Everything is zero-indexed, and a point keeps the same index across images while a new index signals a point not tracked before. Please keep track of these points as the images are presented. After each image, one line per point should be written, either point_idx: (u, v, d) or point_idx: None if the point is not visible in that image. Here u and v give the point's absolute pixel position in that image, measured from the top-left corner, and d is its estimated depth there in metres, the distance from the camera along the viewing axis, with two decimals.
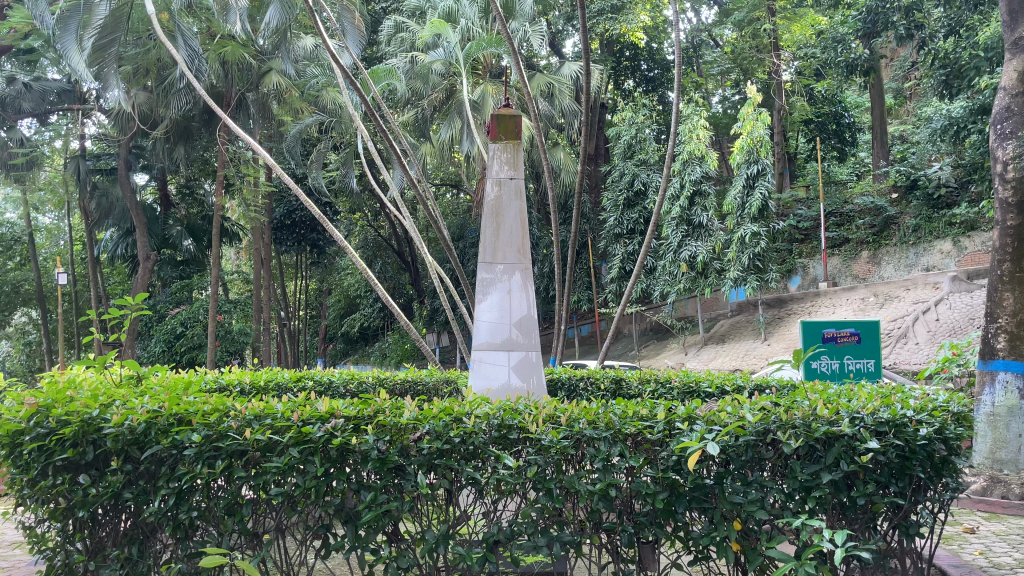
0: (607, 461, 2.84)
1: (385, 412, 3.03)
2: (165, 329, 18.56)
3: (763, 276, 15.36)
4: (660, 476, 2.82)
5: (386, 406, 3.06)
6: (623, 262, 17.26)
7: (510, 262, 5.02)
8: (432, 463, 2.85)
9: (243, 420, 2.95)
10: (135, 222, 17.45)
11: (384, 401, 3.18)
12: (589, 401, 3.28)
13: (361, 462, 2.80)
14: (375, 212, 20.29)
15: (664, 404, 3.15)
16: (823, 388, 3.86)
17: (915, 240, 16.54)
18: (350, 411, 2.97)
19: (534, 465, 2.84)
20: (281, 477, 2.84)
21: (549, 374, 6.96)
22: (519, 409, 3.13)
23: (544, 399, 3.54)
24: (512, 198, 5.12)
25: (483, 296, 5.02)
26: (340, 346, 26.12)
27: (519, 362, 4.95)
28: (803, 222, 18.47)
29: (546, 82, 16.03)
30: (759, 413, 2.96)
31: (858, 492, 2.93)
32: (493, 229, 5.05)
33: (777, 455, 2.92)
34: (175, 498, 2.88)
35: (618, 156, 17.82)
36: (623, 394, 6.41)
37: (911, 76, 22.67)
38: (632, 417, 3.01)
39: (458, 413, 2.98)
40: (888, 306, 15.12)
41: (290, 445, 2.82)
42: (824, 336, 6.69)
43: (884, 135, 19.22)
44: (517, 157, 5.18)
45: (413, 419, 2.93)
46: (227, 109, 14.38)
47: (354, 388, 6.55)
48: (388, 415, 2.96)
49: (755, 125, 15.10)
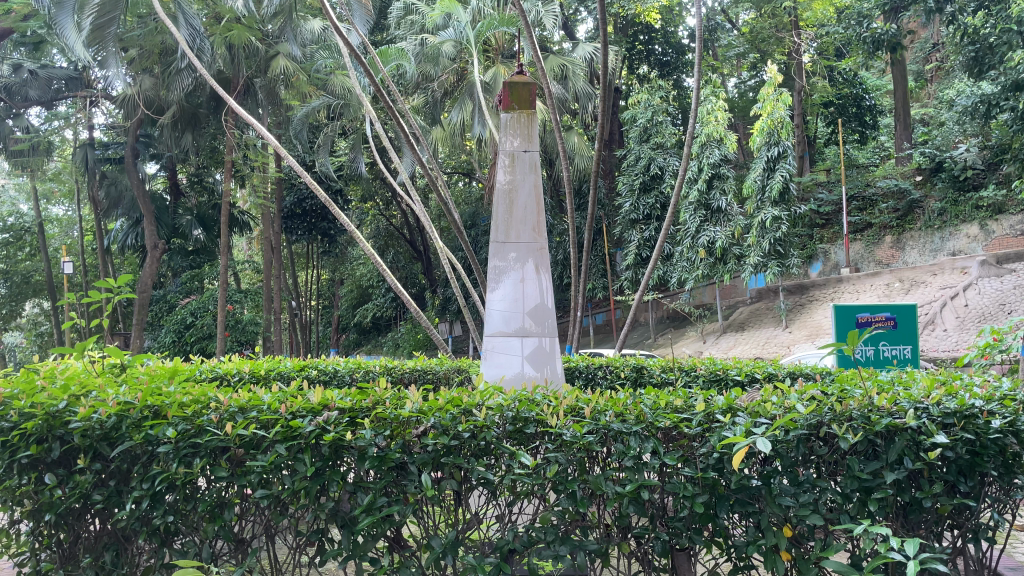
0: (638, 457, 2.45)
1: (385, 403, 2.67)
2: (176, 320, 18.27)
3: (784, 261, 14.98)
4: (699, 477, 2.43)
5: (386, 397, 2.71)
6: (639, 248, 16.86)
7: (524, 243, 4.66)
8: (438, 461, 2.48)
9: (224, 412, 2.60)
10: (143, 210, 17.18)
11: (384, 391, 2.82)
12: (616, 391, 2.92)
13: (358, 460, 2.44)
14: (387, 201, 19.99)
15: (700, 394, 2.79)
16: (871, 377, 3.51)
17: (941, 224, 16.09)
18: (347, 402, 2.61)
19: (554, 464, 2.46)
20: (266, 477, 2.47)
21: (566, 363, 6.61)
22: (537, 400, 2.77)
23: (563, 389, 3.19)
24: (526, 172, 4.74)
25: (493, 275, 4.68)
26: (352, 337, 25.73)
27: (534, 350, 4.60)
28: (825, 207, 18.02)
29: (559, 64, 15.57)
30: (810, 405, 2.62)
31: (924, 494, 2.56)
32: (505, 206, 4.70)
33: (831, 452, 2.56)
34: (149, 500, 2.53)
35: (633, 139, 17.43)
36: (645, 382, 6.06)
37: (933, 58, 22.14)
38: (665, 409, 2.65)
39: (467, 405, 2.65)
40: (915, 292, 14.63)
41: (277, 442, 2.46)
42: (858, 321, 6.26)
43: (907, 118, 18.73)
44: (531, 128, 4.79)
45: (416, 412, 2.57)
46: (234, 95, 14.19)
47: (361, 377, 6.21)
48: (387, 406, 2.60)
49: (776, 106, 14.63)
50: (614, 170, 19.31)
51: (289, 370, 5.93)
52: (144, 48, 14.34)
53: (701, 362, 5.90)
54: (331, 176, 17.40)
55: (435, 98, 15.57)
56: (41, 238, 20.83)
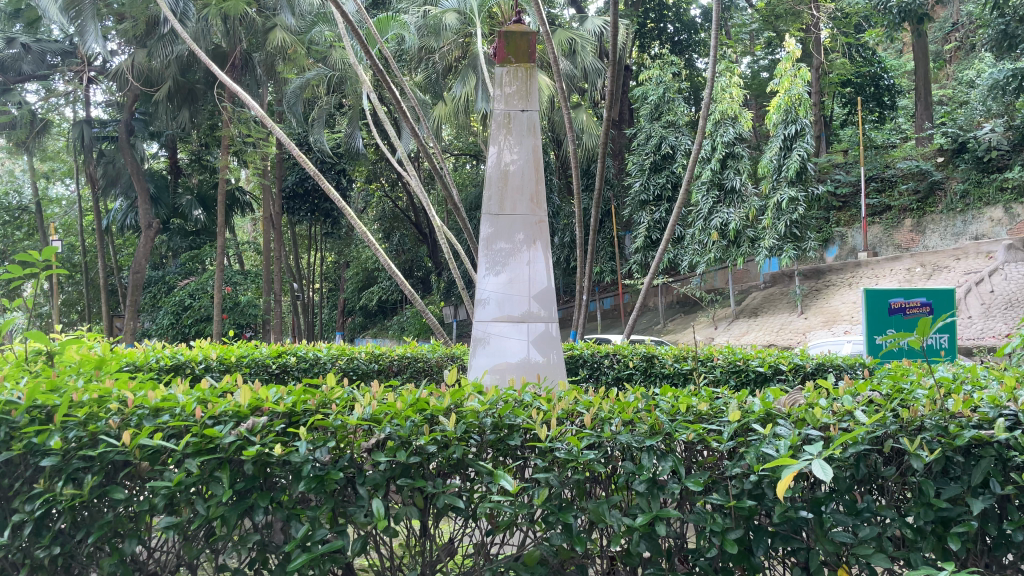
0: (654, 481, 1.88)
1: (332, 404, 2.11)
2: (174, 301, 17.56)
3: (800, 244, 14.36)
4: (732, 506, 1.85)
5: (335, 397, 2.15)
6: (649, 231, 16.25)
7: (521, 216, 4.10)
8: (396, 481, 1.92)
9: (128, 415, 2.05)
10: (138, 189, 16.70)
11: (335, 387, 2.26)
12: (624, 391, 2.35)
13: (293, 479, 1.89)
14: (392, 182, 19.35)
15: (730, 396, 2.22)
16: (930, 373, 2.92)
17: (963, 207, 15.49)
18: (283, 403, 2.06)
19: (544, 488, 1.88)
20: (175, 499, 1.92)
21: (569, 351, 6.05)
22: (527, 402, 2.22)
23: (561, 386, 2.63)
24: (525, 135, 4.18)
25: (486, 253, 4.09)
26: (357, 320, 24.98)
27: (538, 337, 4.05)
28: (842, 188, 17.33)
29: (569, 37, 14.60)
30: (870, 412, 2.05)
31: (1015, 526, 1.98)
32: (500, 174, 4.13)
33: (898, 472, 2.00)
34: (32, 526, 1.99)
35: (644, 117, 16.79)
36: (655, 373, 5.51)
37: (953, 37, 21.42)
38: (686, 415, 2.08)
39: (433, 409, 2.05)
40: (937, 277, 14.00)
41: (188, 455, 1.91)
42: (891, 307, 5.70)
43: (928, 97, 18.03)
44: (530, 84, 4.20)
45: (368, 417, 2.00)
46: (230, 68, 13.56)
47: (344, 366, 5.72)
48: (333, 411, 2.04)
49: (794, 81, 13.92)
50: (623, 150, 18.63)
51: (265, 359, 5.44)
52: (136, 15, 13.78)
53: (718, 351, 5.35)
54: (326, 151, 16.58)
55: (436, 71, 14.90)
56: (39, 218, 20.33)
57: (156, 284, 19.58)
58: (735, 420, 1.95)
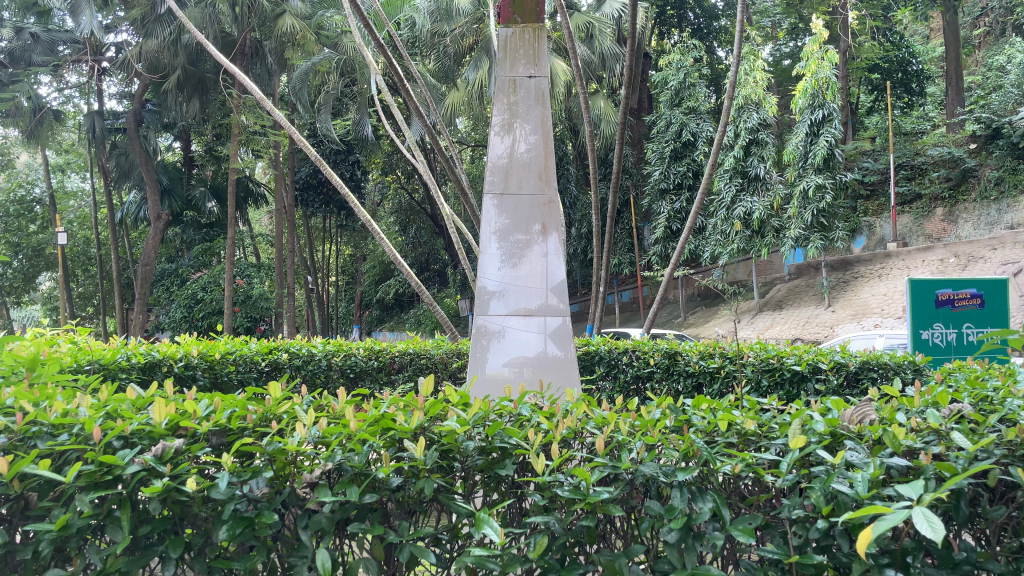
0: (690, 529, 1.39)
1: (273, 424, 1.65)
2: (186, 294, 16.92)
3: (829, 234, 13.73)
4: (793, 564, 1.37)
5: (279, 413, 1.69)
6: (669, 221, 15.73)
7: (529, 194, 3.63)
8: (349, 525, 1.46)
9: (21, 435, 1.63)
10: (148, 181, 16.42)
11: (285, 395, 1.81)
12: (645, 403, 1.87)
13: (215, 522, 1.45)
14: (408, 174, 18.86)
15: (784, 416, 1.74)
16: (1013, 377, 2.44)
17: (998, 195, 14.83)
18: (211, 423, 1.61)
19: (544, 535, 1.42)
20: (64, 544, 1.49)
21: (585, 345, 5.56)
22: (525, 419, 1.76)
23: (568, 396, 2.16)
24: (533, 104, 3.70)
25: (491, 238, 3.63)
26: (375, 313, 24.45)
27: (549, 331, 3.59)
28: (870, 176, 16.68)
29: (586, 21, 14.36)
30: (970, 435, 1.56)
31: None
32: (504, 150, 3.66)
33: (1009, 514, 1.52)
34: None
35: (664, 103, 16.23)
36: (678, 370, 5.04)
37: (982, 21, 20.63)
38: (726, 438, 1.61)
39: (400, 430, 1.58)
40: (973, 269, 13.43)
41: (81, 489, 1.46)
42: (938, 298, 5.18)
43: (959, 82, 17.29)
44: (539, 45, 3.72)
45: (315, 439, 1.54)
46: (240, 58, 13.06)
47: (341, 362, 5.33)
48: (270, 431, 1.58)
49: (821, 64, 13.37)
50: (643, 139, 18.03)
51: (253, 356, 5.05)
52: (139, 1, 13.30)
53: (749, 347, 4.89)
54: (334, 140, 16.03)
55: (448, 58, 14.02)
56: (52, 210, 20.03)
57: (169, 276, 18.76)
58: (796, 446, 1.47)
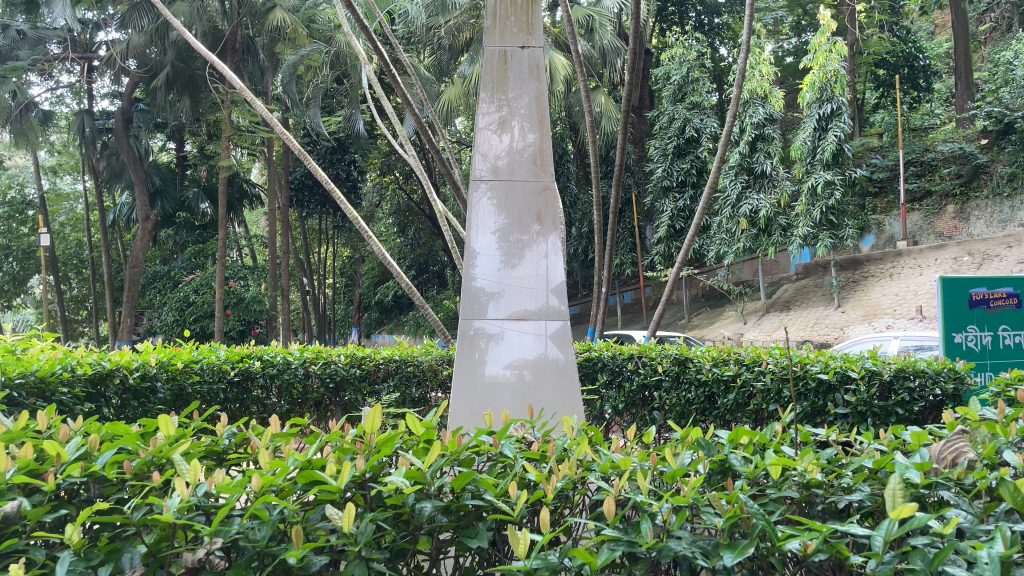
0: None
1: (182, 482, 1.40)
2: (177, 296, 16.34)
3: (837, 232, 13.28)
4: None
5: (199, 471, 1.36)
6: (672, 220, 15.28)
7: (525, 180, 3.19)
8: None
9: None
10: (136, 181, 16.09)
11: (174, 432, 1.59)
12: (676, 448, 1.52)
13: None
14: (406, 173, 18.33)
15: (855, 471, 1.37)
16: None
17: (1012, 192, 14.33)
18: (60, 477, 1.37)
19: None
20: None
21: (586, 351, 5.07)
22: (521, 476, 1.46)
23: (572, 431, 1.87)
24: (528, 77, 3.26)
25: (486, 235, 3.18)
26: (373, 316, 23.80)
27: (550, 336, 3.13)
28: (879, 173, 16.18)
29: (586, 14, 13.90)
30: None
31: None
32: (495, 131, 3.23)
33: None
34: None
35: (666, 99, 15.77)
36: (689, 379, 4.59)
37: (991, 16, 20.14)
38: (779, 504, 1.29)
39: (294, 484, 1.37)
40: (988, 267, 12.96)
41: None
42: (971, 297, 4.70)
43: (969, 75, 16.81)
44: (532, 14, 3.31)
45: (202, 502, 1.34)
46: (231, 54, 12.44)
47: (320, 370, 4.90)
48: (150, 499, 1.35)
49: (829, 57, 12.91)
50: (644, 136, 17.56)
51: (221, 364, 4.67)
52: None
53: (767, 354, 4.49)
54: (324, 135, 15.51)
55: (445, 50, 13.75)
56: (42, 212, 19.56)
57: (161, 278, 18.07)
58: (895, 515, 1.11)
